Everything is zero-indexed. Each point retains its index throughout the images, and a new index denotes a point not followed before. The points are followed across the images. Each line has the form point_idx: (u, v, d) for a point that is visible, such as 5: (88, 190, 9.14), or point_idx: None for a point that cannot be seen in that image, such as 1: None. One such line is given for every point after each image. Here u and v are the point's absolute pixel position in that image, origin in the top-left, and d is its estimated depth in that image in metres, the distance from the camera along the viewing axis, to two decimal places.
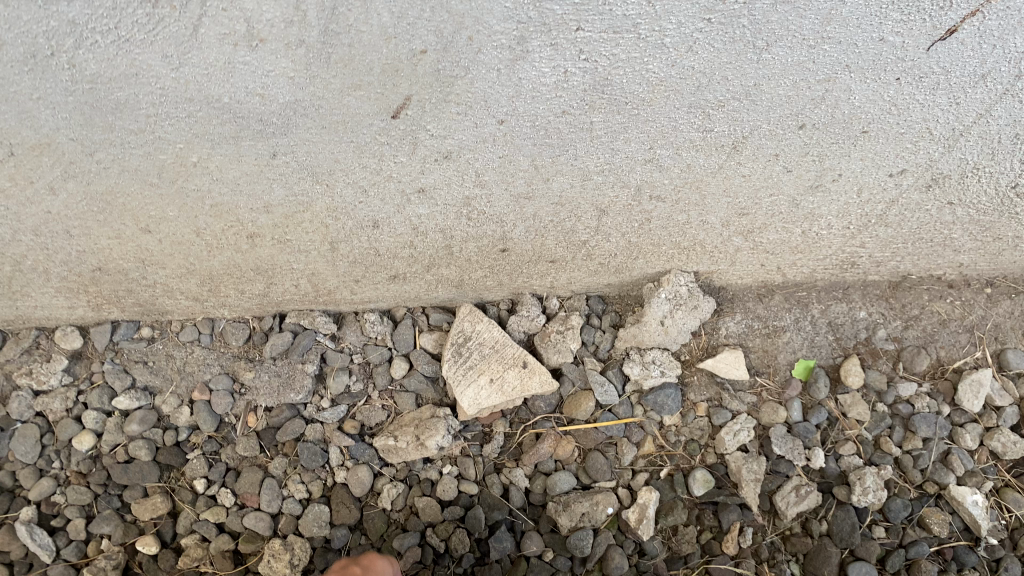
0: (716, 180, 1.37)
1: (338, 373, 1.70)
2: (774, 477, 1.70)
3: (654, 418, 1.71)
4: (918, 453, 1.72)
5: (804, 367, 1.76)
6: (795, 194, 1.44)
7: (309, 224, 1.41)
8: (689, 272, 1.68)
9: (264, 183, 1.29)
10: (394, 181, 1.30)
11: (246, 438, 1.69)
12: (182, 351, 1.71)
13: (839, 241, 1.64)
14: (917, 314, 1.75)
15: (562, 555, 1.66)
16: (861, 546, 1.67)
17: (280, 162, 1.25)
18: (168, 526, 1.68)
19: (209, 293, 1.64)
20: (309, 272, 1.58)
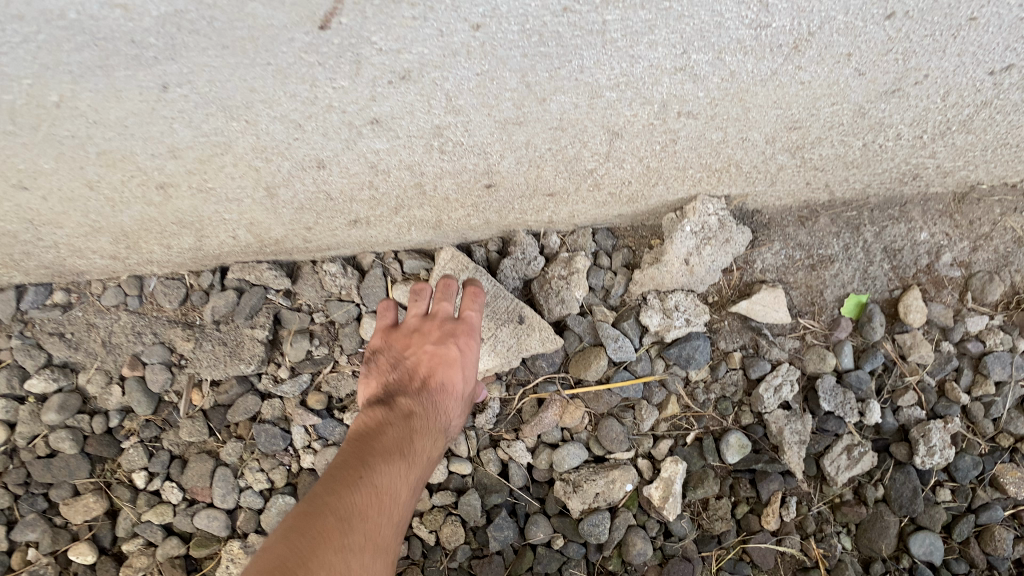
0: (765, 89, 1.04)
1: (296, 337, 1.41)
2: (822, 437, 1.44)
3: (679, 374, 1.43)
4: (990, 401, 1.45)
5: (855, 304, 1.47)
6: (862, 102, 1.11)
7: (233, 169, 1.08)
8: (718, 197, 1.36)
9: (160, 124, 0.95)
10: (337, 111, 0.97)
11: (191, 421, 1.41)
12: (106, 319, 1.41)
13: (904, 152, 1.32)
14: (988, 231, 1.44)
15: (574, 541, 1.40)
16: (924, 514, 1.42)
17: (175, 97, 0.91)
18: (106, 530, 1.41)
19: (128, 250, 1.32)
20: (246, 221, 1.26)
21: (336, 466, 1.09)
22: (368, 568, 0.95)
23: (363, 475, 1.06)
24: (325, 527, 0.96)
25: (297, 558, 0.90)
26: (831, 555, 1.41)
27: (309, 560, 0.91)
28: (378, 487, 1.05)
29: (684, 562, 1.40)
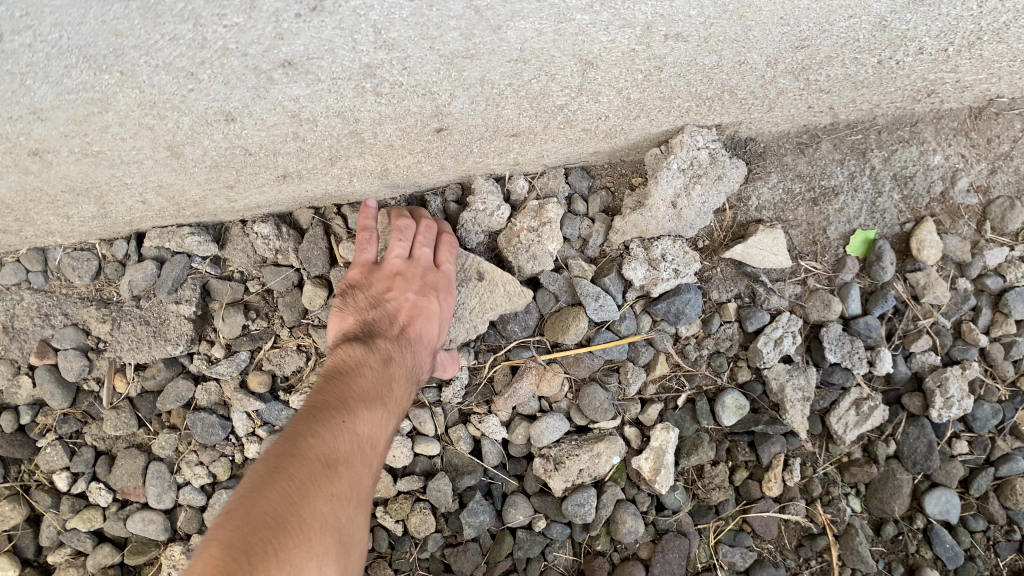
0: (771, 4, 0.86)
1: (229, 312, 1.22)
2: (827, 391, 1.30)
3: (668, 331, 1.26)
4: (1010, 341, 1.31)
5: (862, 242, 1.31)
6: (885, 13, 0.93)
7: (120, 129, 0.88)
8: (709, 127, 1.19)
9: (7, 80, 0.75)
10: (236, 54, 0.76)
11: (115, 412, 1.23)
12: (7, 301, 1.24)
13: (923, 67, 1.14)
14: (1008, 151, 1.30)
15: (558, 523, 1.24)
16: (941, 470, 1.28)
17: (16, 46, 0.70)
18: (29, 539, 1.23)
19: (18, 222, 1.12)
20: (154, 183, 1.06)
21: (311, 407, 0.99)
22: (352, 521, 0.92)
23: (345, 421, 0.98)
24: (310, 476, 0.91)
25: (287, 510, 0.86)
26: (840, 521, 1.28)
27: (298, 515, 0.86)
28: (362, 435, 0.98)
29: (680, 538, 1.26)
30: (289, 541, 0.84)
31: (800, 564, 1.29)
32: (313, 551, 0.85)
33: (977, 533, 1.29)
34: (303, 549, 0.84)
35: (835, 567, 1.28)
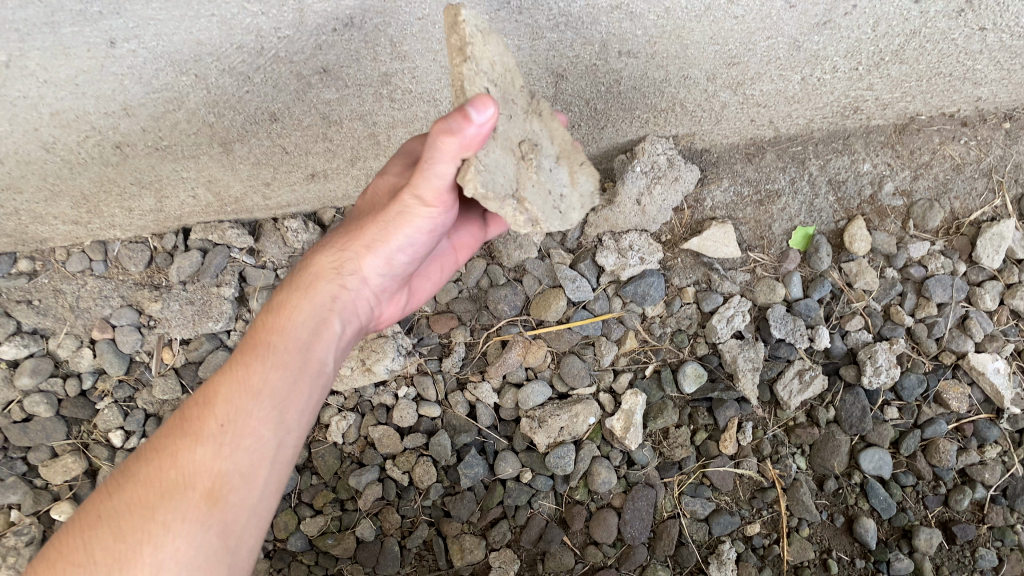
0: (701, 25, 1.11)
1: (261, 294, 1.44)
2: (774, 363, 1.50)
3: (635, 311, 1.48)
4: (932, 321, 1.51)
5: (802, 236, 1.52)
6: (797, 35, 1.16)
7: (187, 125, 1.10)
8: (667, 137, 1.40)
9: (110, 82, 0.99)
10: (285, 62, 1.00)
11: (164, 378, 1.45)
12: (73, 285, 1.43)
13: (842, 85, 1.36)
14: (927, 160, 1.48)
15: (542, 475, 1.45)
16: (874, 432, 1.49)
17: (122, 53, 0.94)
18: (87, 488, 1.45)
19: (89, 214, 1.34)
20: (205, 179, 1.28)
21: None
22: (161, 514, 0.81)
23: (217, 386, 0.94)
24: (128, 461, 0.88)
25: (70, 527, 0.84)
26: (787, 475, 1.48)
27: (72, 530, 0.82)
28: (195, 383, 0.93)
29: (647, 489, 1.46)
30: (56, 555, 0.80)
31: (753, 513, 1.48)
32: (83, 560, 0.79)
33: (908, 487, 1.49)
34: (86, 547, 0.80)
35: (783, 517, 1.47)
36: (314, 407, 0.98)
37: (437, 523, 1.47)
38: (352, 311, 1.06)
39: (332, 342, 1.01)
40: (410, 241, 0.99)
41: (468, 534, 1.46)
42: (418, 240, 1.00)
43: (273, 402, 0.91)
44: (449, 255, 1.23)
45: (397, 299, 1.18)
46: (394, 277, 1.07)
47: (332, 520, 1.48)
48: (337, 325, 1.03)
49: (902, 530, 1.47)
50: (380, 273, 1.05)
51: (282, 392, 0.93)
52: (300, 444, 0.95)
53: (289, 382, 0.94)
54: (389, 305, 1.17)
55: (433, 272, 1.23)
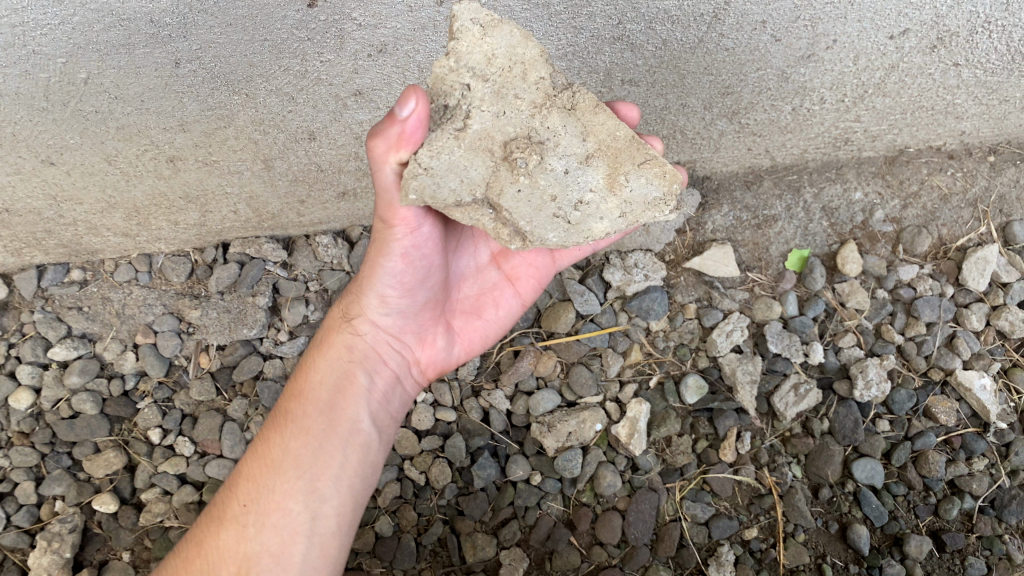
0: (696, 56, 1.26)
1: (293, 304, 1.54)
2: (772, 376, 1.58)
3: (640, 325, 1.58)
4: (921, 339, 1.57)
5: (798, 259, 1.59)
6: (784, 67, 1.31)
7: (235, 142, 1.27)
8: (669, 163, 1.52)
9: (172, 99, 1.19)
10: (325, 84, 1.20)
11: (200, 381, 1.55)
12: (120, 293, 1.54)
13: (831, 116, 1.45)
14: (916, 190, 1.57)
15: (550, 477, 1.55)
16: (866, 443, 1.56)
17: (186, 72, 1.16)
18: (126, 482, 1.56)
19: (138, 227, 1.47)
20: (246, 195, 1.40)
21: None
22: None
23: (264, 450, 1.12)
24: (195, 525, 1.10)
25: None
26: (784, 482, 1.56)
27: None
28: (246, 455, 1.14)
29: (650, 493, 1.54)
30: None
31: (751, 519, 1.56)
32: None
33: (900, 497, 1.56)
34: None
35: (780, 522, 1.55)
36: (354, 463, 1.10)
37: (451, 521, 1.56)
38: (376, 360, 1.17)
39: (358, 397, 1.14)
40: (391, 277, 1.08)
41: (480, 532, 1.55)
42: (403, 277, 1.08)
43: (295, 464, 1.07)
44: (503, 287, 1.25)
45: (436, 340, 1.22)
46: (405, 316, 1.16)
47: None
48: (361, 377, 1.15)
49: (893, 537, 1.54)
50: (384, 317, 1.16)
51: (303, 455, 1.07)
52: (346, 499, 1.08)
53: (312, 450, 1.08)
54: (428, 347, 1.22)
55: (485, 305, 1.25)
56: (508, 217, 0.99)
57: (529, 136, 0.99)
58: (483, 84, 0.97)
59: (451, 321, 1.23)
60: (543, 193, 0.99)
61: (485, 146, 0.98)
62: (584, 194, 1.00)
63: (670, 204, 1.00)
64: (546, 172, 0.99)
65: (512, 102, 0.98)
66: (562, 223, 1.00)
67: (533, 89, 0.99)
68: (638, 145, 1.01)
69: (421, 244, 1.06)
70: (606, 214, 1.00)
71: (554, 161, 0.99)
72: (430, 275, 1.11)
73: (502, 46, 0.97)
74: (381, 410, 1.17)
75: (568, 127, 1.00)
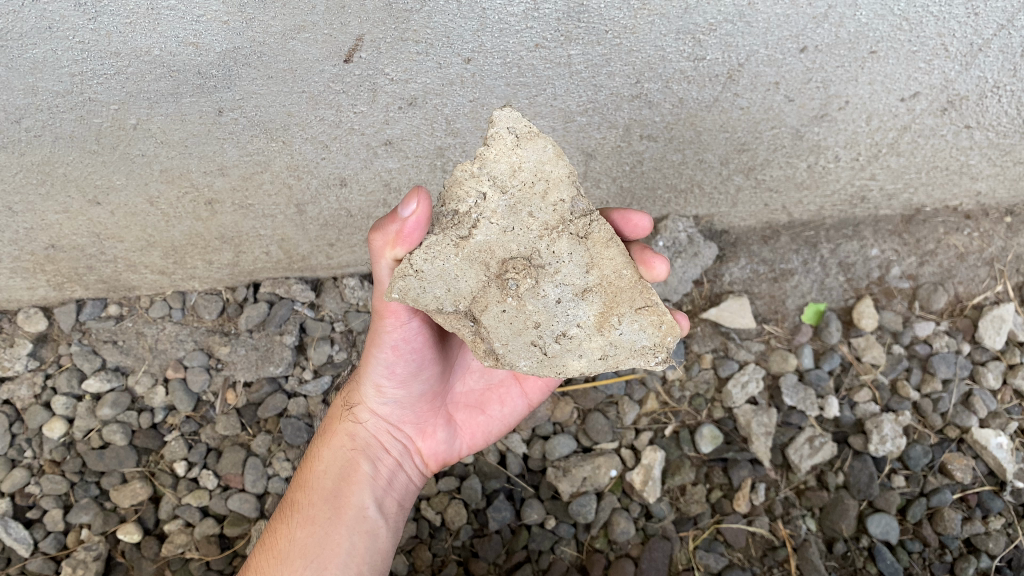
0: (712, 114, 1.32)
1: (319, 343, 1.59)
2: (787, 429, 1.58)
3: (657, 373, 1.61)
4: (937, 396, 1.57)
5: (814, 312, 1.61)
6: (798, 125, 1.36)
7: (270, 186, 1.34)
8: (688, 216, 1.55)
9: (214, 144, 1.26)
10: (357, 133, 1.27)
11: (226, 416, 1.60)
12: (153, 329, 1.59)
13: (846, 174, 1.48)
14: (933, 249, 1.58)
15: (564, 522, 1.57)
16: (880, 497, 1.54)
17: (228, 120, 1.23)
18: (150, 512, 1.60)
19: (175, 265, 1.52)
20: (279, 237, 1.46)
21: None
22: None
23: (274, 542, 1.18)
24: None
25: None
26: (797, 535, 1.55)
27: None
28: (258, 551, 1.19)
29: (663, 541, 1.55)
30: None
31: (764, 571, 1.55)
32: None
33: (915, 554, 1.53)
34: None
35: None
36: (361, 551, 1.14)
37: (465, 563, 1.57)
38: (378, 449, 1.23)
39: (363, 485, 1.19)
40: (384, 367, 1.16)
41: (494, 574, 1.56)
42: (394, 364, 1.16)
43: (301, 553, 1.11)
44: (509, 384, 1.33)
45: (437, 431, 1.29)
46: (403, 406, 1.23)
47: None
48: (365, 465, 1.21)
49: None
50: (382, 406, 1.23)
51: (309, 543, 1.12)
52: None
53: (316, 537, 1.13)
54: (430, 439, 1.29)
55: (489, 400, 1.32)
56: (486, 334, 1.01)
57: (531, 256, 0.99)
58: (500, 196, 0.97)
59: (453, 414, 1.30)
60: (528, 318, 1.01)
61: (483, 259, 0.98)
62: (569, 327, 1.02)
63: (659, 353, 1.03)
64: (538, 299, 1.00)
65: (524, 220, 0.98)
66: (537, 352, 1.02)
67: (549, 209, 0.98)
68: (642, 287, 1.01)
69: (411, 337, 1.13)
70: (587, 350, 1.02)
71: (548, 288, 1.00)
72: (422, 366, 1.18)
73: (532, 160, 0.96)
74: (386, 498, 1.22)
75: (575, 257, 1.00)
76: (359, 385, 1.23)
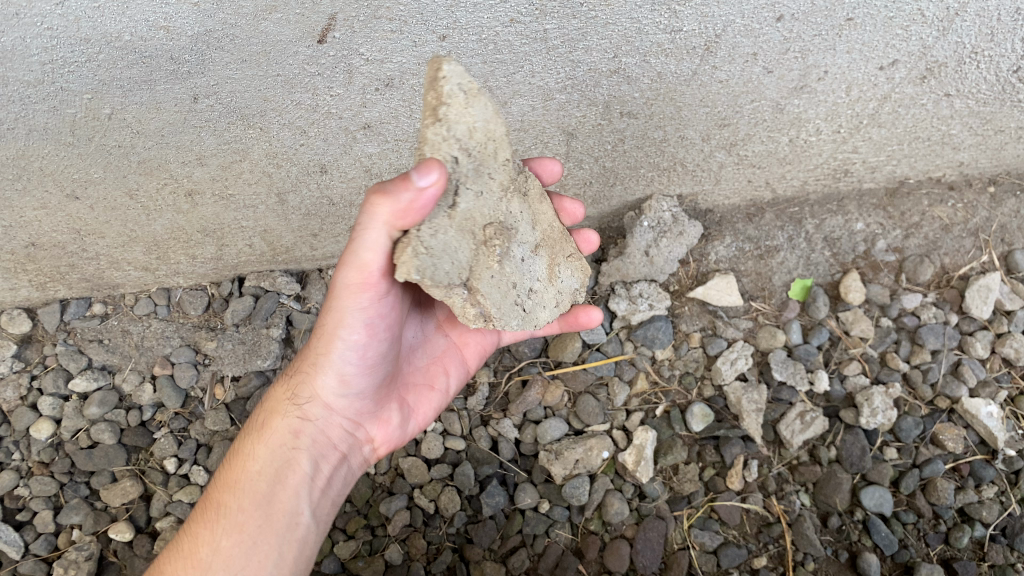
0: (690, 88, 1.32)
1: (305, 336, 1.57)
2: (778, 405, 1.56)
3: (646, 353, 1.61)
4: (926, 367, 1.56)
5: (801, 287, 1.59)
6: (778, 98, 1.36)
7: (250, 175, 1.35)
8: (672, 196, 1.55)
9: (191, 133, 1.27)
10: (335, 117, 1.28)
11: (215, 412, 1.58)
12: (139, 326, 1.59)
13: (829, 147, 1.48)
14: (917, 221, 1.58)
15: (558, 505, 1.58)
16: (873, 470, 1.54)
17: (203, 107, 1.23)
18: (141, 511, 1.59)
19: (158, 261, 1.52)
20: (262, 228, 1.46)
21: None
22: None
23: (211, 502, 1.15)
24: None
25: None
26: (792, 510, 1.54)
27: None
28: (180, 550, 1.12)
29: (657, 520, 1.55)
30: None
31: (760, 547, 1.55)
32: None
33: (909, 525, 1.52)
34: None
35: (789, 551, 1.53)
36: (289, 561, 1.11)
37: (460, 549, 1.57)
38: (326, 445, 1.17)
39: (300, 487, 1.14)
40: (351, 353, 1.09)
41: (489, 560, 1.56)
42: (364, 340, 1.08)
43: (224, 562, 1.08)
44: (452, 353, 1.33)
45: (390, 416, 1.24)
46: (359, 402, 1.17)
47: (363, 544, 1.59)
48: (305, 464, 1.15)
49: (904, 566, 1.50)
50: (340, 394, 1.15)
51: (233, 554, 1.08)
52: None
53: (254, 532, 1.09)
54: (383, 425, 1.24)
55: (435, 375, 1.31)
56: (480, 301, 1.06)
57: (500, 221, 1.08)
58: (468, 159, 1.05)
59: (405, 397, 1.26)
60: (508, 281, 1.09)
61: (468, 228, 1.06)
62: (534, 283, 1.14)
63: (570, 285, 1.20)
64: (512, 261, 1.10)
65: (488, 181, 1.07)
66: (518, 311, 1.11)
67: (501, 167, 1.09)
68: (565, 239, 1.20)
69: (384, 312, 1.08)
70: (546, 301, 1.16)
71: (515, 248, 1.10)
72: (389, 348, 1.13)
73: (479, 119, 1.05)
74: (323, 500, 1.17)
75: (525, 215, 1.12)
76: (318, 377, 1.13)
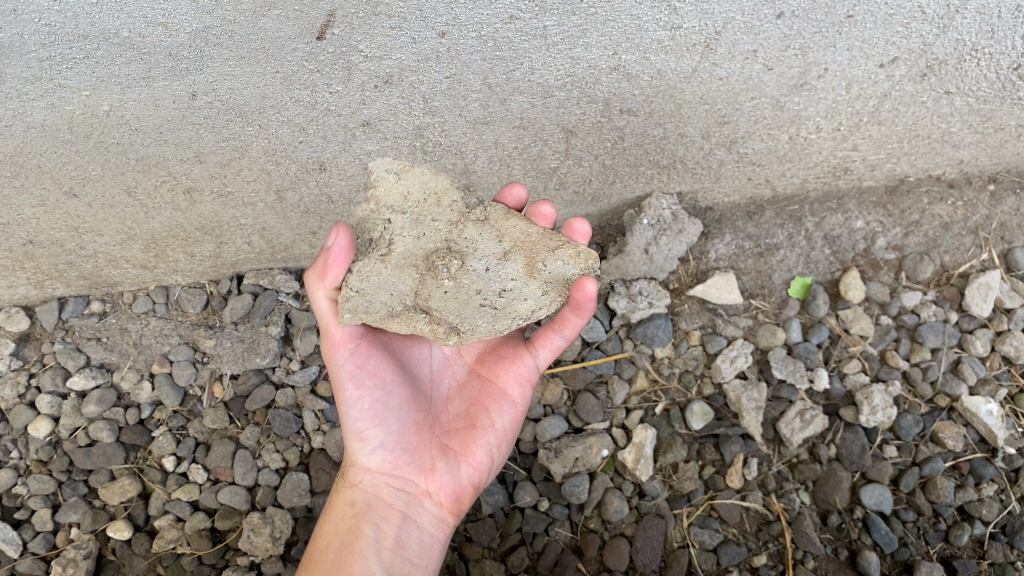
0: (690, 85, 1.31)
1: (305, 334, 1.59)
2: (777, 403, 1.56)
3: (645, 352, 1.61)
4: (926, 365, 1.56)
5: (801, 286, 1.59)
6: (778, 95, 1.35)
7: (248, 172, 1.34)
8: (672, 194, 1.54)
9: (189, 130, 1.26)
10: (334, 114, 1.27)
11: (213, 409, 1.60)
12: (137, 324, 1.59)
13: (829, 145, 1.47)
14: (917, 219, 1.57)
15: (558, 504, 1.57)
16: (873, 468, 1.53)
17: (202, 104, 1.23)
18: (140, 509, 1.59)
19: (156, 259, 1.51)
20: (261, 226, 1.45)
21: None
22: None
23: None
24: None
25: None
26: (791, 509, 1.54)
27: None
28: None
29: (657, 519, 1.55)
30: None
31: (759, 546, 1.54)
32: None
33: (909, 523, 1.52)
34: None
35: (788, 549, 1.53)
36: None
37: (459, 548, 1.56)
38: (377, 506, 1.14)
39: (366, 551, 1.10)
40: (354, 410, 1.12)
41: (488, 558, 1.56)
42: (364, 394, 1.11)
43: None
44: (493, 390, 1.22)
45: (437, 465, 1.16)
46: (399, 458, 1.15)
47: None
48: (368, 530, 1.12)
49: (904, 564, 1.50)
50: (372, 455, 1.14)
51: None
52: None
53: None
54: (433, 476, 1.15)
55: (478, 413, 1.20)
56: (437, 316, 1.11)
57: (450, 247, 1.13)
58: (402, 216, 1.13)
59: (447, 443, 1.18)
60: (469, 289, 1.13)
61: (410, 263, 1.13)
62: (505, 283, 1.13)
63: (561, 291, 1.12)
64: (468, 272, 1.13)
65: (430, 224, 1.14)
66: (488, 310, 1.11)
67: (447, 211, 1.14)
68: (550, 236, 1.14)
69: (365, 362, 1.12)
70: (530, 294, 1.12)
71: (475, 263, 1.13)
72: (390, 393, 1.13)
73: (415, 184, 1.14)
74: (398, 561, 1.11)
75: (485, 235, 1.14)
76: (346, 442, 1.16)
